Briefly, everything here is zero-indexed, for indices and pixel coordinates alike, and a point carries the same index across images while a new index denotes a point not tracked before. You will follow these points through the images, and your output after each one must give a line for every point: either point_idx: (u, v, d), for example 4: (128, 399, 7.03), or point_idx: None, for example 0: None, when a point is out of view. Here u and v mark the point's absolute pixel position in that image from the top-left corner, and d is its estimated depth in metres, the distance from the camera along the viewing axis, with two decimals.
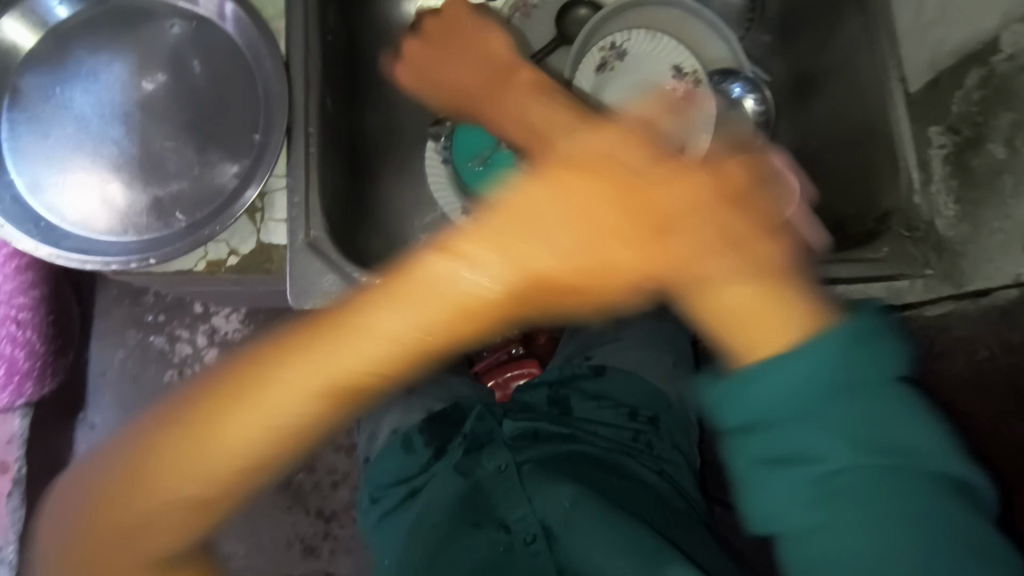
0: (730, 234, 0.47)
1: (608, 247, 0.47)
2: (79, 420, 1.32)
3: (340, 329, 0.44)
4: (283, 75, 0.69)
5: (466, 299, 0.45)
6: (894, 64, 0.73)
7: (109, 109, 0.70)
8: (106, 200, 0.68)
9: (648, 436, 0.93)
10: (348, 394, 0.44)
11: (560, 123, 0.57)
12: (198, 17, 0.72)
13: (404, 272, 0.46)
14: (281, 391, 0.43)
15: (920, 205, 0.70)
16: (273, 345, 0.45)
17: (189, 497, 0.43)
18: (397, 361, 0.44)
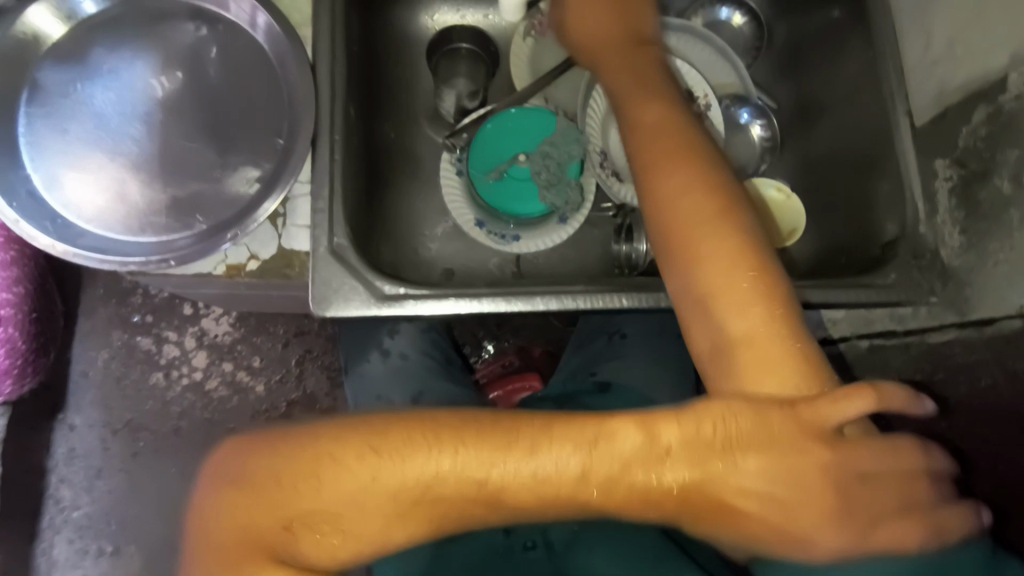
0: (838, 480, 0.51)
1: (743, 442, 0.51)
2: (59, 422, 1.28)
3: (513, 449, 0.49)
4: (309, 82, 0.70)
5: (614, 465, 0.50)
6: (901, 98, 0.77)
7: (131, 108, 0.69)
8: (125, 199, 0.67)
9: None
10: (489, 505, 0.49)
11: (706, 195, 0.58)
12: (226, 21, 0.72)
13: (589, 426, 0.51)
14: (451, 478, 0.49)
15: (925, 235, 0.74)
16: (468, 432, 0.50)
17: (336, 537, 0.49)
18: (534, 502, 0.50)
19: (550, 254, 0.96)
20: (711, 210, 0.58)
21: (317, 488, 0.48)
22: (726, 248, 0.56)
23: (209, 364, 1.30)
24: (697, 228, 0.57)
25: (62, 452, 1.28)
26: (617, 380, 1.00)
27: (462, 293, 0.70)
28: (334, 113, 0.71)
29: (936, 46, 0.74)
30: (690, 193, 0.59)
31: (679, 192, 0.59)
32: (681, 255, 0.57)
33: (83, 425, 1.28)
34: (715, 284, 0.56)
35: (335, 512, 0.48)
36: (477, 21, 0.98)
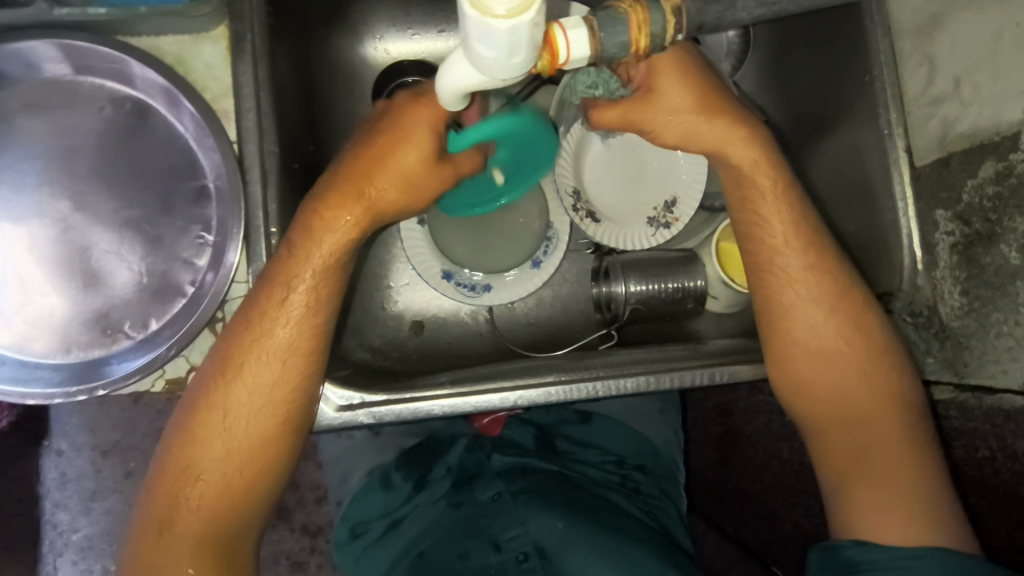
0: (908, 492, 0.62)
1: (864, 486, 0.63)
2: (45, 447, 1.16)
3: (216, 399, 0.60)
4: (234, 168, 0.61)
5: (304, 309, 0.60)
6: (898, 132, 0.69)
7: (33, 211, 0.61)
8: (42, 316, 0.61)
9: (636, 479, 0.91)
10: (258, 424, 0.60)
11: (785, 274, 0.66)
12: (133, 98, 0.63)
13: (258, 326, 0.60)
14: (216, 431, 0.60)
15: (923, 287, 0.69)
16: (201, 409, 0.60)
17: (202, 534, 0.59)
18: (283, 372, 0.60)
19: (527, 300, 0.90)
20: (801, 306, 0.66)
21: (197, 463, 0.60)
22: (814, 346, 0.66)
23: None
24: (824, 357, 0.66)
25: (53, 477, 1.17)
26: (598, 410, 0.97)
27: (418, 394, 0.66)
28: (251, 194, 0.62)
29: (940, 82, 0.67)
30: (818, 330, 0.66)
31: (777, 296, 0.67)
32: (769, 347, 0.67)
33: (70, 450, 1.17)
34: (796, 376, 0.67)
35: (211, 485, 0.60)
36: (430, 45, 0.87)
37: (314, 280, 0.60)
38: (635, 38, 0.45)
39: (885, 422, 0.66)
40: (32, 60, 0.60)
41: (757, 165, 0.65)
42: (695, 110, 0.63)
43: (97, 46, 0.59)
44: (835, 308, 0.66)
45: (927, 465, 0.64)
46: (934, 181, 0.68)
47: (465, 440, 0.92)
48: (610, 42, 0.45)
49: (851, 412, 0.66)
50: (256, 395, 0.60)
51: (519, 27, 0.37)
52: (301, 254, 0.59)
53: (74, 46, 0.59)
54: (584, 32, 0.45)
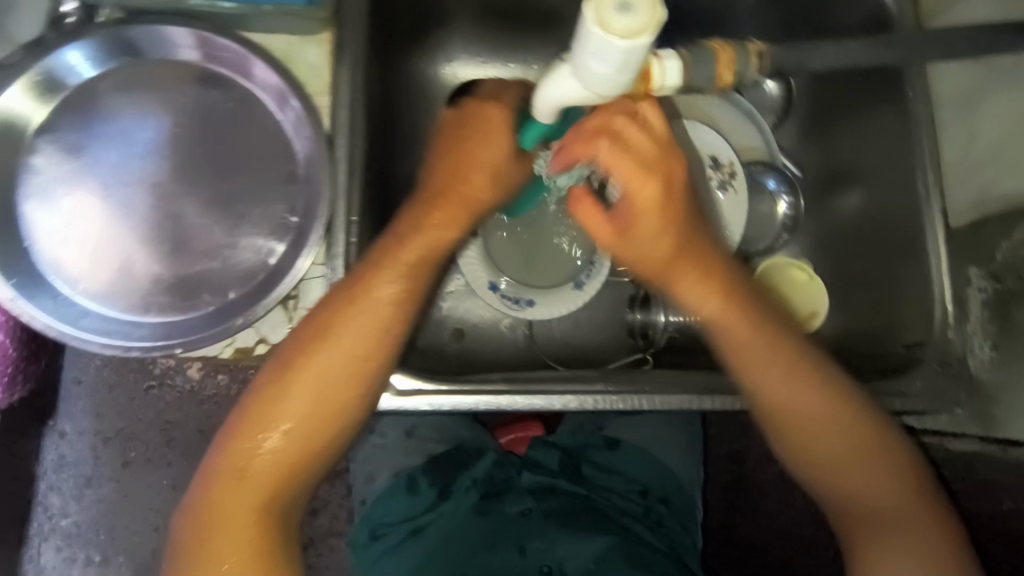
0: (914, 542, 0.64)
1: (875, 541, 0.65)
2: (48, 428, 1.16)
3: (285, 378, 0.59)
4: (327, 156, 0.66)
5: (385, 300, 0.61)
6: (936, 193, 0.75)
7: (136, 177, 0.66)
8: (130, 275, 0.65)
9: (658, 512, 0.92)
10: (321, 409, 0.60)
11: (761, 362, 0.66)
12: (240, 87, 0.68)
13: (337, 314, 0.60)
14: (279, 409, 0.59)
15: (953, 340, 0.73)
16: (264, 388, 0.59)
17: (255, 509, 0.58)
18: (353, 360, 0.60)
19: (564, 318, 0.93)
20: (788, 383, 0.66)
21: (256, 439, 0.58)
22: (807, 421, 0.67)
23: (203, 376, 1.18)
24: (822, 439, 0.67)
25: (51, 459, 1.17)
26: (624, 437, 0.98)
27: (483, 388, 0.70)
28: (338, 183, 0.66)
29: (978, 150, 0.73)
30: (810, 411, 0.66)
31: (763, 383, 0.67)
32: (766, 423, 0.68)
33: (74, 433, 1.17)
34: (793, 445, 0.68)
35: (268, 464, 0.58)
36: (499, 72, 0.93)
37: (400, 271, 0.62)
38: (722, 73, 0.51)
39: (895, 490, 0.66)
40: (168, 44, 0.66)
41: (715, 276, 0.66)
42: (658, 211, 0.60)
43: (224, 39, 0.65)
44: (824, 388, 0.67)
45: (944, 530, 0.65)
46: (968, 240, 0.73)
47: (494, 455, 0.94)
48: (699, 75, 0.50)
49: (851, 477, 0.67)
50: (323, 381, 0.59)
51: (633, 48, 0.43)
52: (392, 245, 0.62)
53: (207, 37, 0.65)
54: (678, 64, 0.49)
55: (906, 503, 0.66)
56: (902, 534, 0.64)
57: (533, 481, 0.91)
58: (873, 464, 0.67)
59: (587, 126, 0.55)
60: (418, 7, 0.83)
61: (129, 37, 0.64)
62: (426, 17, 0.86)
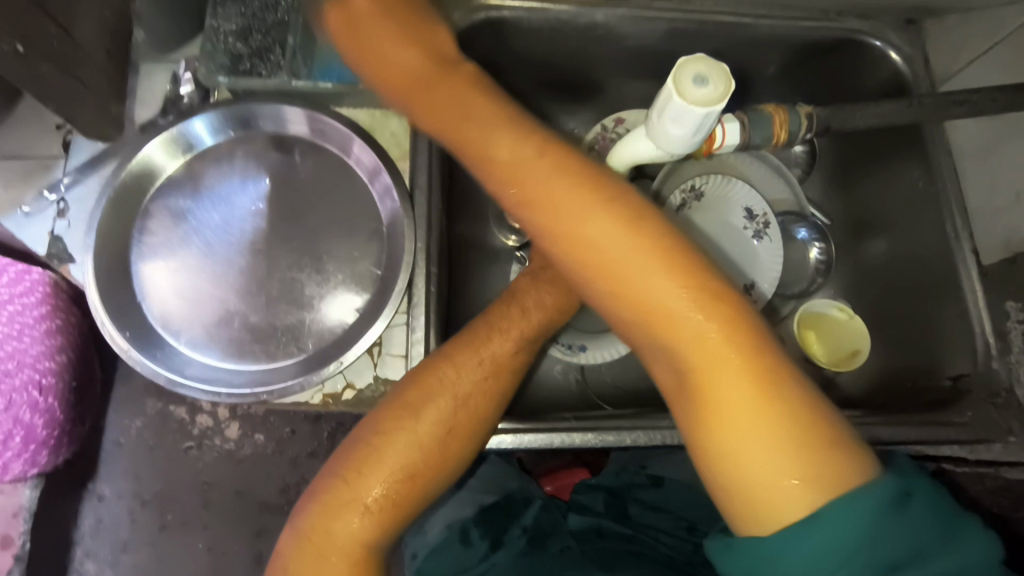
0: (789, 437, 0.51)
1: (739, 438, 0.52)
2: (88, 491, 1.15)
3: (401, 425, 0.62)
4: (410, 215, 0.72)
5: (502, 359, 0.67)
6: (966, 236, 0.81)
7: (239, 237, 0.73)
8: (231, 326, 0.70)
9: (708, 549, 0.90)
10: (433, 458, 0.62)
11: (582, 214, 0.57)
12: (332, 157, 0.77)
13: (456, 364, 0.64)
14: (392, 456, 0.61)
15: (998, 371, 0.77)
16: (380, 434, 0.62)
17: (360, 553, 0.60)
18: (468, 411, 0.64)
19: (613, 363, 0.98)
20: (626, 240, 0.56)
21: (362, 483, 0.60)
22: (660, 282, 0.55)
23: (241, 436, 1.18)
24: (669, 307, 0.55)
25: (89, 523, 1.15)
26: (668, 475, 1.00)
27: (553, 426, 0.76)
28: (417, 238, 0.72)
29: (1001, 194, 0.80)
30: (641, 271, 0.56)
31: (595, 247, 0.57)
32: (609, 284, 0.57)
33: (112, 497, 1.15)
34: (638, 311, 0.57)
35: (372, 508, 0.60)
36: None
37: (517, 336, 0.68)
38: (777, 133, 0.58)
39: (744, 382, 0.53)
40: (281, 120, 0.74)
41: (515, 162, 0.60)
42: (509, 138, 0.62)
43: (335, 121, 0.73)
44: (666, 253, 0.56)
45: (816, 435, 0.51)
46: (998, 276, 0.79)
47: (540, 501, 0.97)
48: (756, 135, 0.57)
49: (710, 346, 0.54)
50: (438, 429, 0.63)
51: (710, 113, 0.50)
52: (513, 316, 0.68)
53: (318, 116, 0.73)
54: (737, 125, 0.57)
55: (757, 397, 0.52)
56: (758, 435, 0.51)
57: (579, 522, 0.95)
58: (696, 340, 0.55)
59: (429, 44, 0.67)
60: None
61: (251, 112, 0.73)
62: None
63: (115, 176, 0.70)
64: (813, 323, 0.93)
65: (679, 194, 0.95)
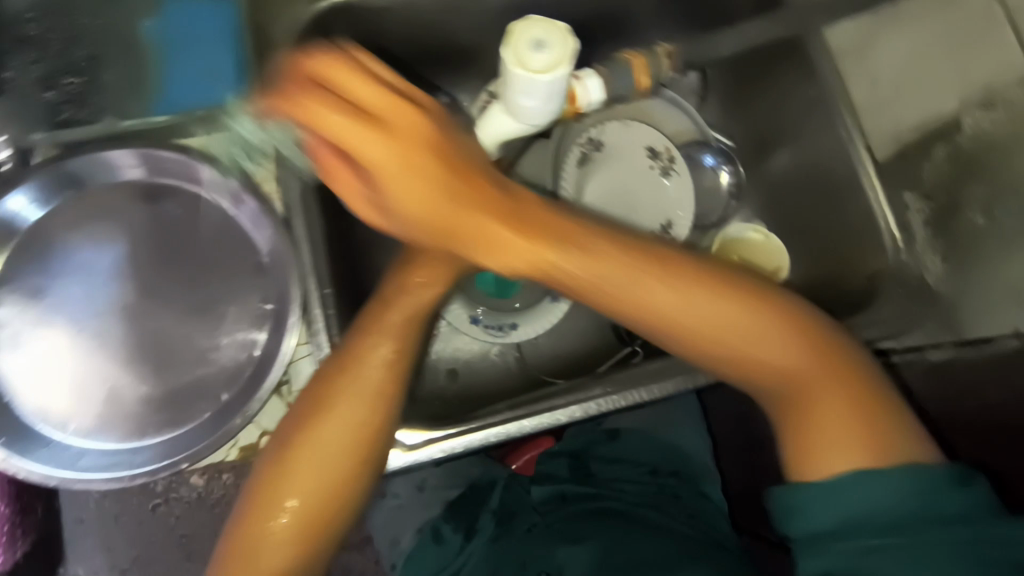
0: (857, 408, 0.52)
1: (829, 427, 0.52)
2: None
3: (281, 468, 0.57)
4: (286, 240, 0.67)
5: (376, 370, 0.59)
6: (856, 135, 0.80)
7: (103, 305, 0.66)
8: (120, 403, 0.65)
9: (673, 487, 0.93)
10: (322, 495, 0.57)
11: (574, 249, 0.55)
12: (186, 193, 0.69)
13: (330, 394, 0.59)
14: (276, 504, 0.56)
15: (907, 263, 0.79)
16: (262, 486, 0.57)
17: None
18: (354, 436, 0.58)
19: (549, 333, 0.96)
20: (644, 268, 0.55)
21: (255, 538, 0.56)
22: (693, 304, 0.55)
23: (209, 480, 1.09)
24: (741, 329, 0.55)
25: None
26: (625, 426, 1.00)
27: (481, 423, 0.72)
28: (302, 262, 0.67)
29: (882, 87, 0.79)
30: (710, 312, 0.55)
31: (593, 274, 0.55)
32: (646, 318, 0.56)
33: (88, 574, 1.09)
34: (689, 332, 0.56)
35: (271, 562, 0.56)
36: None
37: (392, 337, 0.60)
38: (639, 79, 0.55)
39: (807, 366, 0.54)
40: (113, 169, 0.67)
41: (432, 201, 0.53)
42: (399, 161, 0.52)
43: (169, 153, 0.67)
44: (691, 273, 0.56)
45: (867, 395, 0.53)
46: (897, 165, 0.79)
47: (503, 480, 0.95)
48: (619, 84, 0.54)
49: (756, 352, 0.55)
50: (322, 464, 0.57)
51: (555, 80, 0.46)
52: (382, 315, 0.61)
53: (155, 154, 0.67)
54: (597, 80, 0.53)
55: (839, 391, 0.53)
56: (840, 424, 0.52)
57: (543, 492, 0.92)
58: (775, 353, 0.55)
59: (280, 75, 0.54)
60: None
61: (72, 170, 0.65)
62: None
63: None
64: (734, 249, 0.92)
65: (577, 148, 0.93)
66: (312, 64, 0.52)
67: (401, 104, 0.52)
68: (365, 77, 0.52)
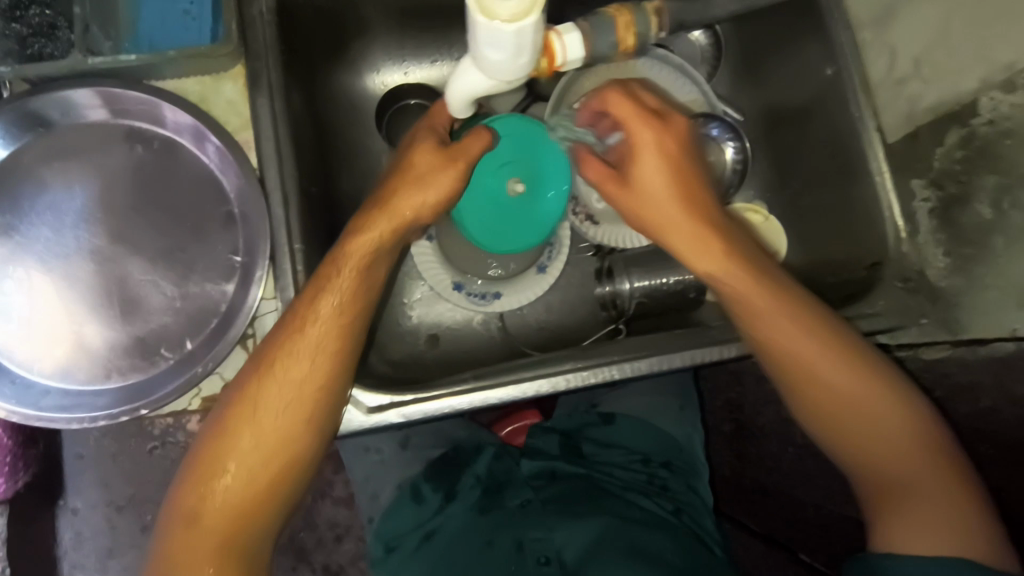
0: (937, 457, 0.62)
1: (893, 470, 0.62)
2: (60, 508, 1.04)
3: (234, 415, 0.61)
4: (257, 191, 0.65)
5: (319, 331, 0.62)
6: (870, 115, 0.75)
7: (72, 248, 0.65)
8: (84, 345, 0.64)
9: (664, 479, 0.90)
10: (270, 441, 0.62)
11: (751, 290, 0.63)
12: (160, 137, 0.68)
13: (275, 353, 0.62)
14: (229, 448, 0.61)
15: (909, 254, 0.74)
16: (219, 430, 0.61)
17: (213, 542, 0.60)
18: (298, 392, 0.62)
19: (535, 305, 0.94)
20: (761, 305, 0.63)
21: (211, 475, 0.61)
22: (810, 355, 0.63)
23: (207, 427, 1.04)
24: (820, 366, 0.63)
25: (69, 536, 1.05)
26: (620, 411, 0.96)
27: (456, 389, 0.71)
28: (274, 216, 0.65)
29: (901, 64, 0.74)
30: (859, 390, 0.63)
31: (773, 325, 0.63)
32: (783, 364, 0.64)
33: (86, 508, 1.05)
34: (794, 378, 0.64)
35: (223, 497, 0.61)
36: (428, 73, 0.87)
37: (336, 295, 0.62)
38: (623, 38, 0.52)
39: (901, 427, 0.63)
40: (74, 108, 0.65)
41: (674, 210, 0.64)
42: (671, 178, 0.64)
43: (126, 90, 0.64)
44: (811, 329, 0.63)
45: (934, 447, 0.63)
46: (906, 152, 0.74)
47: (492, 450, 0.92)
48: (601, 43, 0.51)
49: (849, 409, 0.63)
50: (269, 412, 0.61)
51: (522, 30, 0.43)
52: (329, 276, 0.62)
53: (111, 92, 0.64)
54: (578, 35, 0.50)
55: (908, 439, 0.63)
56: (911, 467, 0.62)
57: (534, 466, 0.90)
58: (897, 429, 0.63)
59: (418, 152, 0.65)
60: (326, 22, 0.76)
61: (32, 109, 0.63)
62: (339, 33, 0.79)
63: None
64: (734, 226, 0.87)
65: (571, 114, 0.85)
66: (604, 97, 0.66)
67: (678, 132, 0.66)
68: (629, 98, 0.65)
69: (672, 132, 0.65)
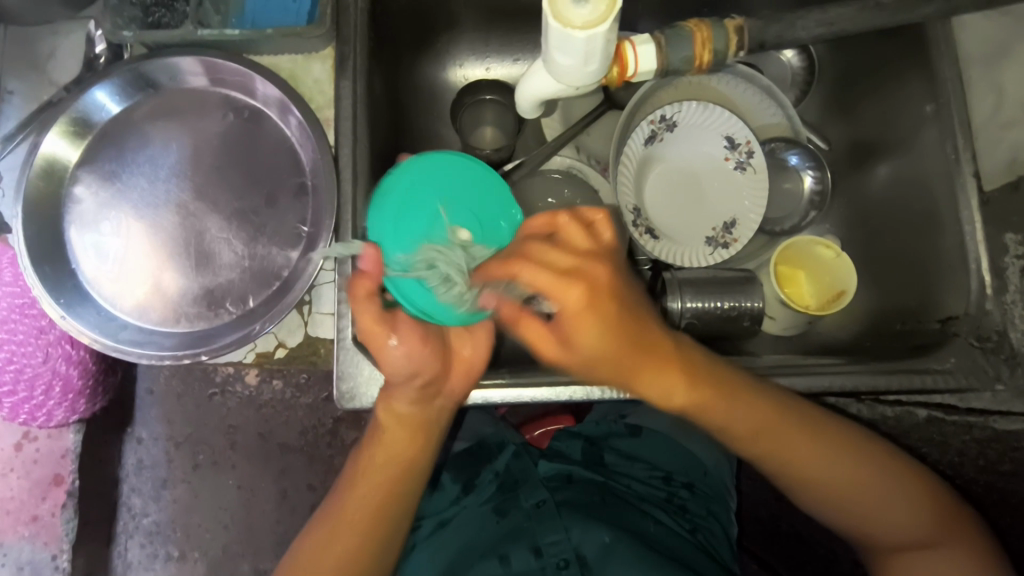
0: (934, 528, 0.66)
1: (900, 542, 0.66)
2: (126, 435, 1.11)
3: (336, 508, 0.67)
4: (331, 167, 0.68)
5: (409, 430, 0.66)
6: (967, 157, 0.70)
7: (163, 200, 0.72)
8: (161, 289, 0.70)
9: (683, 499, 0.87)
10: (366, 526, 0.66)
11: (735, 412, 0.63)
12: (252, 107, 0.73)
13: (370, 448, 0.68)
14: (330, 532, 0.66)
15: (991, 312, 0.69)
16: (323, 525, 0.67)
17: None
18: (393, 482, 0.67)
19: None
20: (767, 413, 0.64)
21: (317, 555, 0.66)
22: (799, 444, 0.65)
23: (260, 382, 1.12)
24: (806, 457, 0.65)
25: (130, 463, 1.12)
26: (647, 424, 0.95)
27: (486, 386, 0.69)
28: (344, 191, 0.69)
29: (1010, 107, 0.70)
30: (846, 470, 0.66)
31: (755, 433, 0.64)
32: (768, 459, 0.66)
33: (149, 441, 1.12)
34: (780, 465, 0.66)
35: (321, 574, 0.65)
36: (505, 70, 0.89)
37: (409, 397, 0.64)
38: (699, 53, 0.52)
39: (897, 500, 0.66)
40: (178, 73, 0.71)
41: (626, 368, 0.58)
42: (610, 339, 0.56)
43: (227, 62, 0.69)
44: (804, 422, 0.65)
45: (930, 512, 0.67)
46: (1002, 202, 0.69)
47: (513, 446, 0.90)
48: (675, 57, 0.52)
49: (840, 491, 0.66)
50: (364, 501, 0.67)
51: (594, 38, 0.43)
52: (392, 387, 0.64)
53: (214, 61, 0.69)
54: (652, 47, 0.52)
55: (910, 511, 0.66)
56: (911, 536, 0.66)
57: (550, 469, 0.90)
58: (886, 487, 0.66)
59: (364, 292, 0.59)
60: (419, 13, 0.79)
61: (143, 70, 0.69)
62: (429, 25, 0.82)
63: (28, 164, 0.67)
64: (797, 260, 0.85)
65: (648, 126, 0.84)
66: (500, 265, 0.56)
67: (604, 288, 0.55)
68: (532, 262, 0.54)
69: (594, 294, 0.54)
